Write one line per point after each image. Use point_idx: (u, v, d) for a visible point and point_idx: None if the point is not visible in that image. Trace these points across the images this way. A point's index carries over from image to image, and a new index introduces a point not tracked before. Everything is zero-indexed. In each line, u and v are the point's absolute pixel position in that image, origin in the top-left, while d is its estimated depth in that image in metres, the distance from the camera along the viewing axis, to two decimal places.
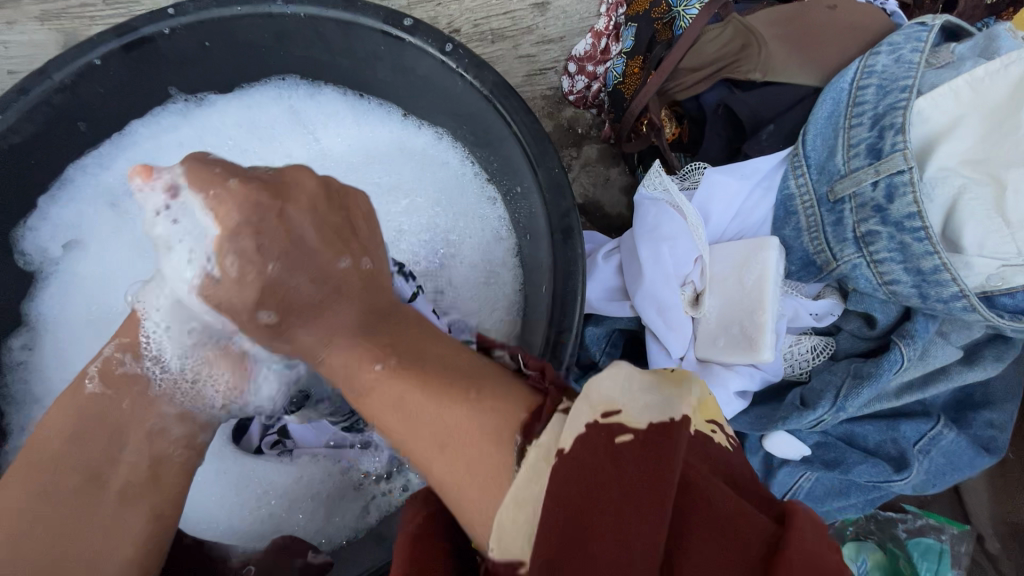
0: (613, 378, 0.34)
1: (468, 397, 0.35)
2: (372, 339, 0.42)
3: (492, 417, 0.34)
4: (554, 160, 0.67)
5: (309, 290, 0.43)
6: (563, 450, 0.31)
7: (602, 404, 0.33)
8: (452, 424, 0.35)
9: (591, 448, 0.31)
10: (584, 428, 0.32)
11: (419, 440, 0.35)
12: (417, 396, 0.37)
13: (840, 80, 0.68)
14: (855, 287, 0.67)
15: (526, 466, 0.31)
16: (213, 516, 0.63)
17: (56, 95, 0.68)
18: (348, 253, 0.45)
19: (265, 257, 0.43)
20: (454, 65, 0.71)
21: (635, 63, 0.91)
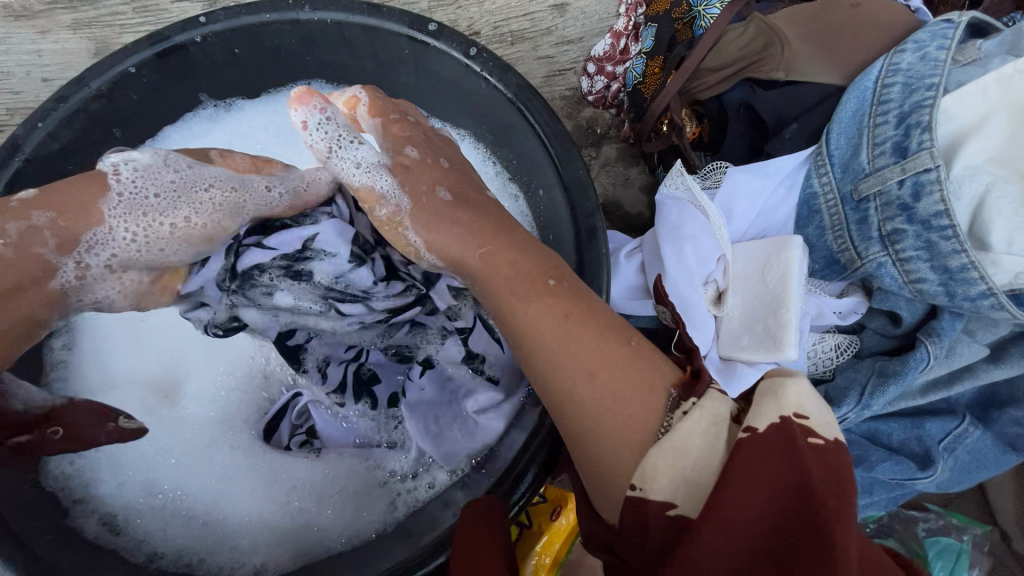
0: (798, 387, 0.40)
1: (598, 376, 0.44)
2: (527, 287, 0.49)
3: (642, 383, 0.44)
4: (578, 162, 0.68)
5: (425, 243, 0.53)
6: (755, 429, 0.38)
7: (794, 406, 0.39)
8: (606, 387, 0.44)
9: (765, 458, 0.37)
10: (762, 432, 0.38)
11: (586, 388, 0.44)
12: (585, 354, 0.45)
13: (865, 78, 0.68)
14: (880, 285, 0.67)
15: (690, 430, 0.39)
16: (245, 505, 0.66)
17: (93, 102, 0.71)
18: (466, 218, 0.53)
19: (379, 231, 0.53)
20: (478, 68, 0.72)
21: (655, 63, 0.91)
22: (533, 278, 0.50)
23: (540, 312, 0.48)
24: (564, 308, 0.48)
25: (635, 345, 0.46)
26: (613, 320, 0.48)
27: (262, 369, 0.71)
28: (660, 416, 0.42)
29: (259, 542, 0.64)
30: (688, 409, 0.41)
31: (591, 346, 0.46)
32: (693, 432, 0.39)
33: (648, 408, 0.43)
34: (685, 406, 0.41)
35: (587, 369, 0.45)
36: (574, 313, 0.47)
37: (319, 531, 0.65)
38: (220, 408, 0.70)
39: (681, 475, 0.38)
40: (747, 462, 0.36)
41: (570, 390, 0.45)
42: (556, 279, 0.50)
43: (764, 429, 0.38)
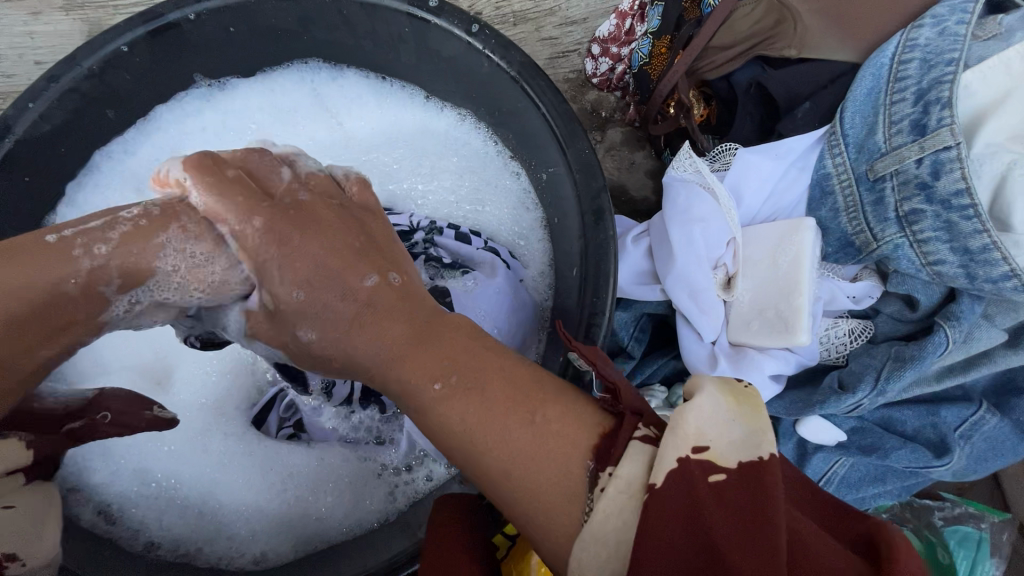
0: (696, 413, 0.33)
1: (532, 425, 0.34)
2: (421, 352, 0.38)
3: (559, 450, 0.34)
4: (585, 141, 0.66)
5: (337, 306, 0.41)
6: (653, 485, 0.31)
7: (694, 437, 0.32)
8: (520, 458, 0.34)
9: (683, 497, 0.30)
10: (675, 465, 0.31)
11: (492, 476, 0.34)
12: (483, 421, 0.35)
13: (881, 54, 0.66)
14: (896, 267, 0.65)
15: (603, 505, 0.31)
16: (241, 496, 0.64)
17: (85, 82, 0.69)
18: (373, 269, 0.42)
19: (290, 285, 0.41)
20: (481, 46, 0.70)
21: (662, 43, 0.89)
22: (421, 370, 0.37)
23: (433, 405, 0.36)
24: (458, 411, 0.35)
25: (541, 422, 0.34)
26: (510, 397, 0.35)
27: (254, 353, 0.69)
28: (577, 511, 0.32)
29: (256, 532, 0.63)
30: (604, 486, 0.32)
31: (500, 437, 0.34)
32: (609, 515, 0.31)
33: (569, 514, 0.33)
34: (601, 481, 0.32)
35: (497, 476, 0.34)
36: (451, 414, 0.36)
37: (318, 520, 0.63)
38: (209, 394, 0.68)
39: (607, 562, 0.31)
40: (653, 529, 0.30)
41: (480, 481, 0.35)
42: (440, 374, 0.37)
43: (664, 483, 0.31)
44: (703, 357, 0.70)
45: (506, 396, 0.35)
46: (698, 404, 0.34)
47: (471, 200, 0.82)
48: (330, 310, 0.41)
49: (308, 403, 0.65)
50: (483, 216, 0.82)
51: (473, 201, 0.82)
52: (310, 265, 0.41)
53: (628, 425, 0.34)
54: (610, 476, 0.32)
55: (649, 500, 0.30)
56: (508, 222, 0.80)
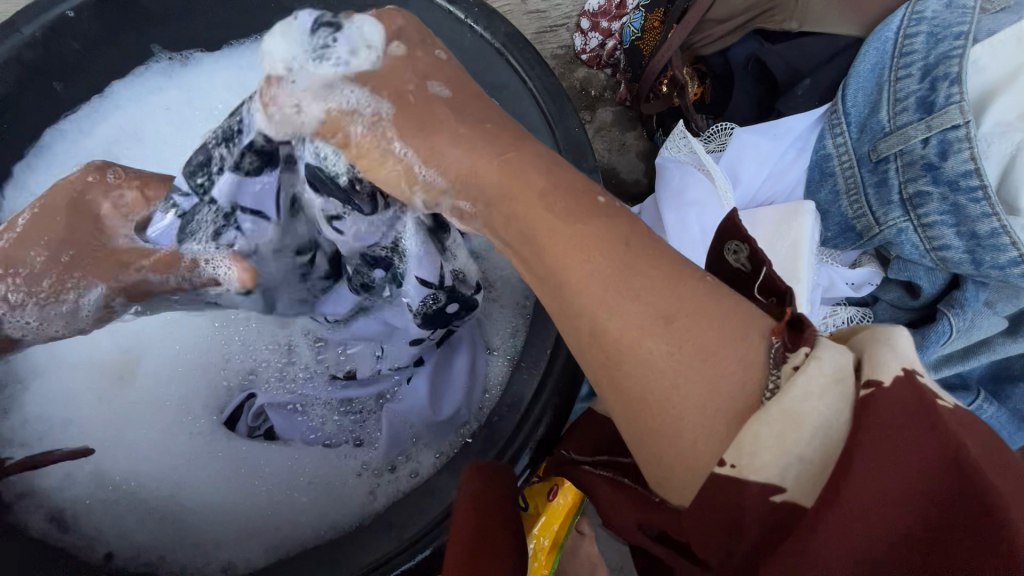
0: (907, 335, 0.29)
1: (705, 277, 0.32)
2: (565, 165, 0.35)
3: (739, 321, 0.31)
4: (574, 118, 0.62)
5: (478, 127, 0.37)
6: (879, 385, 0.27)
7: (913, 359, 0.27)
8: (690, 301, 0.31)
9: (901, 412, 0.26)
10: (898, 377, 0.27)
11: (635, 321, 0.30)
12: (648, 267, 0.31)
13: (885, 28, 0.62)
14: (898, 253, 0.63)
15: (801, 385, 0.27)
16: (211, 500, 0.60)
17: (28, 51, 0.62)
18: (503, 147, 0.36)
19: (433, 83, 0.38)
20: (463, 15, 0.65)
21: (655, 17, 0.84)
22: (567, 189, 0.34)
23: (571, 210, 0.33)
24: (621, 232, 0.32)
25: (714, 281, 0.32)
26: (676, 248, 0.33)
27: (222, 353, 0.64)
28: (761, 372, 0.29)
29: (223, 538, 0.59)
30: (799, 362, 0.28)
31: (647, 276, 0.31)
32: (810, 393, 0.27)
33: (745, 372, 0.30)
34: (795, 358, 0.29)
35: (654, 313, 0.30)
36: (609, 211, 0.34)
37: (291, 524, 0.59)
38: (175, 393, 0.63)
39: (793, 448, 0.27)
40: (887, 445, 0.25)
41: (634, 345, 0.30)
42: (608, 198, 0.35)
43: (887, 398, 0.26)
44: None
45: (665, 252, 0.33)
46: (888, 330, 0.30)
47: None
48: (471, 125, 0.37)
49: (284, 404, 0.61)
50: None
51: None
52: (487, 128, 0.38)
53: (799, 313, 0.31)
54: (807, 355, 0.28)
55: (872, 407, 0.26)
56: None
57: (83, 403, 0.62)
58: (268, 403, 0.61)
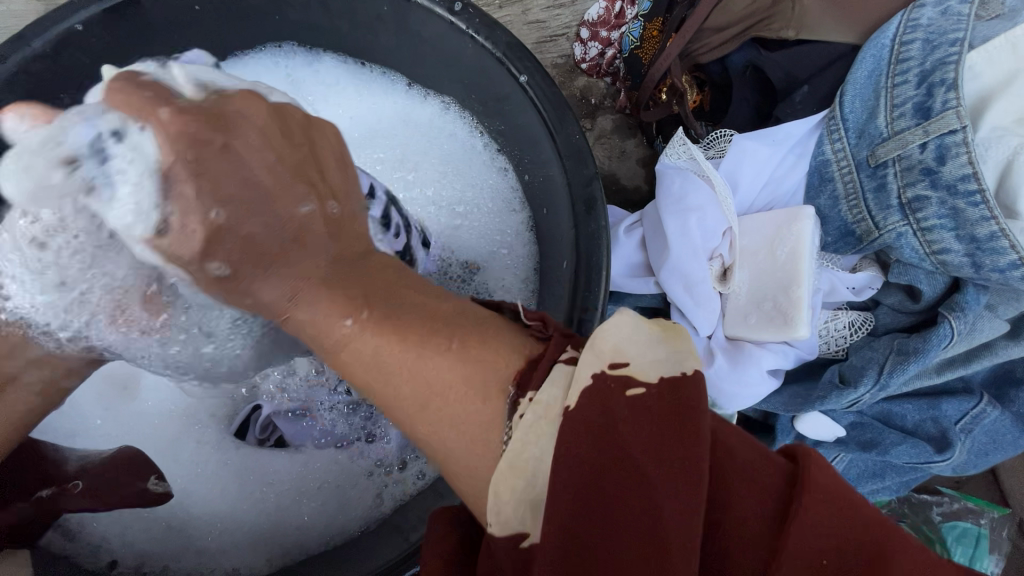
0: (617, 328, 0.32)
1: (450, 345, 0.33)
2: (336, 287, 0.36)
3: (473, 371, 0.32)
4: (574, 126, 0.63)
5: (262, 236, 0.36)
6: (568, 407, 0.30)
7: (611, 354, 0.31)
8: (430, 379, 0.32)
9: (598, 407, 0.30)
10: (592, 380, 0.30)
11: (400, 400, 0.33)
12: (394, 346, 0.34)
13: (881, 35, 0.63)
14: (898, 257, 0.63)
15: (519, 426, 0.30)
16: (218, 507, 0.60)
17: (37, 63, 0.64)
18: (312, 195, 0.37)
19: (206, 198, 0.34)
20: (464, 25, 0.66)
21: (654, 25, 0.85)
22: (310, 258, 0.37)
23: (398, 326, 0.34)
24: (362, 290, 0.36)
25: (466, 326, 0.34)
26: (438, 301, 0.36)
27: None
28: (499, 422, 0.31)
29: (230, 545, 0.59)
30: (524, 410, 0.30)
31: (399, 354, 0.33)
32: (527, 437, 0.30)
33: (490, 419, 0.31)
34: (522, 405, 0.31)
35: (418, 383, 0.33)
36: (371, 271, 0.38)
37: (300, 529, 0.59)
38: (180, 403, 0.63)
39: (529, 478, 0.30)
40: (579, 455, 0.29)
41: (411, 421, 0.33)
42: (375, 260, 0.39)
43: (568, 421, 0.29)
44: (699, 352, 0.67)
45: (429, 301, 0.36)
46: (627, 323, 0.33)
47: (453, 199, 0.79)
48: (249, 229, 0.36)
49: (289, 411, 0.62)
50: (469, 220, 0.78)
51: (453, 201, 0.79)
52: (233, 178, 0.35)
53: (553, 345, 0.33)
54: (526, 400, 0.31)
55: (566, 418, 0.29)
56: (492, 224, 0.77)
57: (89, 413, 0.62)
58: (274, 412, 0.62)
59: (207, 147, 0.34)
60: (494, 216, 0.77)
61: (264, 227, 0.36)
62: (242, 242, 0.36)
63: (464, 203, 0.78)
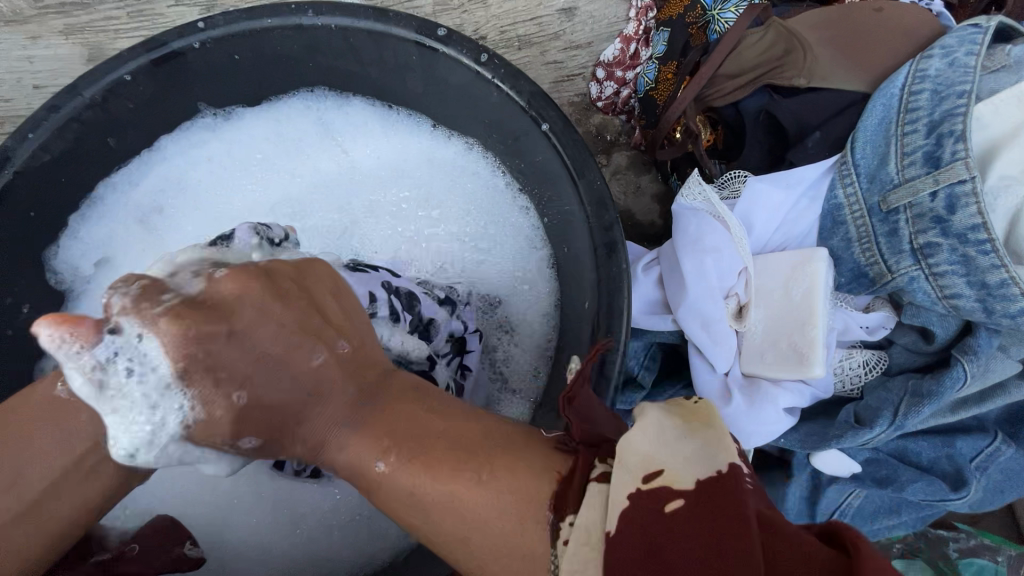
0: (645, 426, 0.34)
1: (479, 480, 0.35)
2: (374, 428, 0.38)
3: (508, 504, 0.34)
4: (596, 172, 0.66)
5: (285, 391, 0.36)
6: (608, 533, 0.31)
7: (641, 465, 0.33)
8: (466, 513, 0.34)
9: (642, 517, 0.31)
10: (626, 500, 0.32)
11: (439, 532, 0.36)
12: (427, 485, 0.35)
13: (891, 85, 0.66)
14: (911, 299, 0.65)
15: (565, 558, 0.32)
16: (251, 538, 0.63)
17: (86, 111, 0.68)
18: (324, 344, 0.38)
19: (225, 387, 0.33)
20: (490, 75, 0.70)
21: (669, 68, 0.88)
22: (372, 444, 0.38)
23: (431, 455, 0.36)
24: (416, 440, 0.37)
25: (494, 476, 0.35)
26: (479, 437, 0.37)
27: None
28: (543, 553, 0.33)
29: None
30: (568, 536, 0.32)
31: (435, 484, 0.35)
32: (574, 561, 0.32)
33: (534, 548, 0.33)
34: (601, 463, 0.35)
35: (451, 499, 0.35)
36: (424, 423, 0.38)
37: (332, 560, 0.63)
38: None
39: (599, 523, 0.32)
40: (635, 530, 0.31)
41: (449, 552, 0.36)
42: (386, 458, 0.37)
43: (616, 531, 0.31)
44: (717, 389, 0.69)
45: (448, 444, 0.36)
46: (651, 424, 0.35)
47: (474, 236, 0.82)
48: (277, 395, 0.36)
49: None
50: (490, 257, 0.81)
51: (475, 238, 0.82)
52: (242, 352, 0.34)
53: (582, 461, 0.35)
54: (567, 525, 0.33)
55: (610, 537, 0.31)
56: (513, 260, 0.80)
57: None
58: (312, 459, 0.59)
59: (214, 340, 0.33)
60: (515, 253, 0.80)
61: (287, 382, 0.36)
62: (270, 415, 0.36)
63: (486, 240, 0.82)
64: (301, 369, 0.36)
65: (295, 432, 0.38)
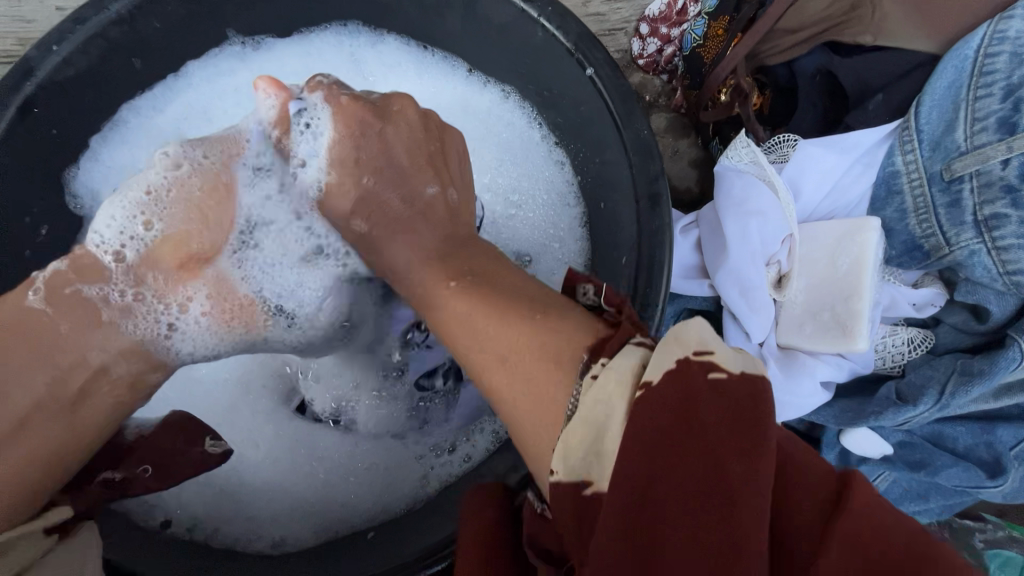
0: (698, 326, 0.31)
1: (534, 318, 0.36)
2: (446, 263, 0.45)
3: (560, 347, 0.34)
4: (643, 121, 0.62)
5: (399, 203, 0.50)
6: (647, 383, 0.29)
7: (696, 344, 0.30)
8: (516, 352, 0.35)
9: (675, 389, 0.29)
10: (676, 364, 0.29)
11: (486, 342, 0.37)
12: (495, 325, 0.37)
13: (964, 45, 0.61)
14: (968, 275, 0.61)
15: (591, 389, 0.31)
16: (267, 475, 0.62)
17: (113, 28, 0.65)
18: (435, 179, 0.52)
19: (373, 224, 0.50)
20: (536, 13, 0.65)
21: (719, 24, 0.84)
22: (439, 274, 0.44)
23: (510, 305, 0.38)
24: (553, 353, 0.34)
25: (537, 322, 0.36)
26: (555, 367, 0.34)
27: None
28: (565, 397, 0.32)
29: (276, 514, 0.60)
30: (597, 372, 0.31)
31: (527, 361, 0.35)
32: (603, 398, 0.30)
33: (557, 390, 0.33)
34: (594, 368, 0.32)
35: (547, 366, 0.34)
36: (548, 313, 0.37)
37: (344, 506, 0.61)
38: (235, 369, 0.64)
39: (592, 445, 0.30)
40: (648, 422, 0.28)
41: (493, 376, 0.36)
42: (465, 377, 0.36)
43: (646, 400, 0.29)
44: (754, 360, 0.66)
45: (521, 302, 0.38)
46: (705, 328, 0.32)
47: (504, 190, 0.79)
48: (387, 199, 0.51)
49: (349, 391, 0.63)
50: (520, 215, 0.78)
51: (505, 192, 0.79)
52: (393, 206, 0.50)
53: (622, 332, 0.34)
54: (603, 367, 0.31)
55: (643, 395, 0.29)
56: (545, 218, 0.77)
57: None
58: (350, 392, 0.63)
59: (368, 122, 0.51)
60: (546, 211, 0.77)
61: (397, 200, 0.50)
62: (373, 204, 0.51)
63: (517, 195, 0.79)
64: (417, 191, 0.51)
65: (385, 239, 0.49)
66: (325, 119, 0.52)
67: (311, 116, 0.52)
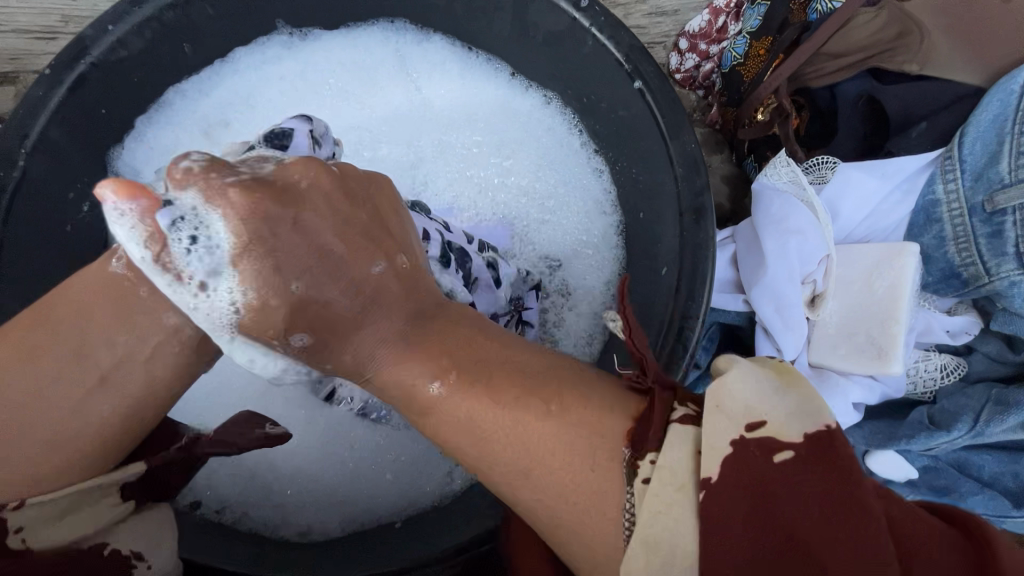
0: (739, 380, 0.31)
1: (549, 411, 0.32)
2: (425, 348, 0.35)
3: (581, 436, 0.31)
4: (690, 134, 0.63)
5: (339, 299, 0.35)
6: (708, 477, 0.29)
7: (745, 415, 0.30)
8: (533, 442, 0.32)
9: (744, 472, 0.28)
10: (730, 446, 0.29)
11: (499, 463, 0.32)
12: (492, 408, 0.33)
13: (1012, 80, 0.62)
14: (1006, 305, 0.63)
15: (651, 488, 0.29)
16: (297, 462, 0.62)
17: (167, 11, 0.65)
18: (380, 255, 0.37)
19: (285, 273, 0.34)
20: (588, 22, 0.66)
21: (761, 44, 0.85)
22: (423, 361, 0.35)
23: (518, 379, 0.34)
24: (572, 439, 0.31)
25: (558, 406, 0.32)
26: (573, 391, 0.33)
27: None
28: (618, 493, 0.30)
29: (306, 502, 0.60)
30: (649, 474, 0.30)
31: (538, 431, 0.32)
32: (661, 487, 0.29)
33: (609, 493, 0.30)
34: (643, 468, 0.30)
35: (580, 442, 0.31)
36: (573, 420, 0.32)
37: (371, 498, 0.61)
38: None
39: (662, 496, 0.29)
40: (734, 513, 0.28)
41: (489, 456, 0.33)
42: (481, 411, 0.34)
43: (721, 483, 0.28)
44: None
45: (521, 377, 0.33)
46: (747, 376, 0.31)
47: (541, 193, 0.79)
48: (331, 304, 0.35)
49: None
50: (555, 219, 0.78)
51: (541, 196, 0.79)
52: (304, 246, 0.34)
53: (662, 403, 0.32)
54: (647, 461, 0.30)
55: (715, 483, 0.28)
56: (581, 224, 0.78)
57: None
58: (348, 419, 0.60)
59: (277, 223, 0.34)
60: (582, 218, 0.78)
61: (337, 296, 0.35)
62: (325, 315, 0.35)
63: (553, 199, 0.79)
64: (358, 275, 0.36)
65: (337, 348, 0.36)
66: (218, 215, 0.33)
67: (323, 132, 0.47)
